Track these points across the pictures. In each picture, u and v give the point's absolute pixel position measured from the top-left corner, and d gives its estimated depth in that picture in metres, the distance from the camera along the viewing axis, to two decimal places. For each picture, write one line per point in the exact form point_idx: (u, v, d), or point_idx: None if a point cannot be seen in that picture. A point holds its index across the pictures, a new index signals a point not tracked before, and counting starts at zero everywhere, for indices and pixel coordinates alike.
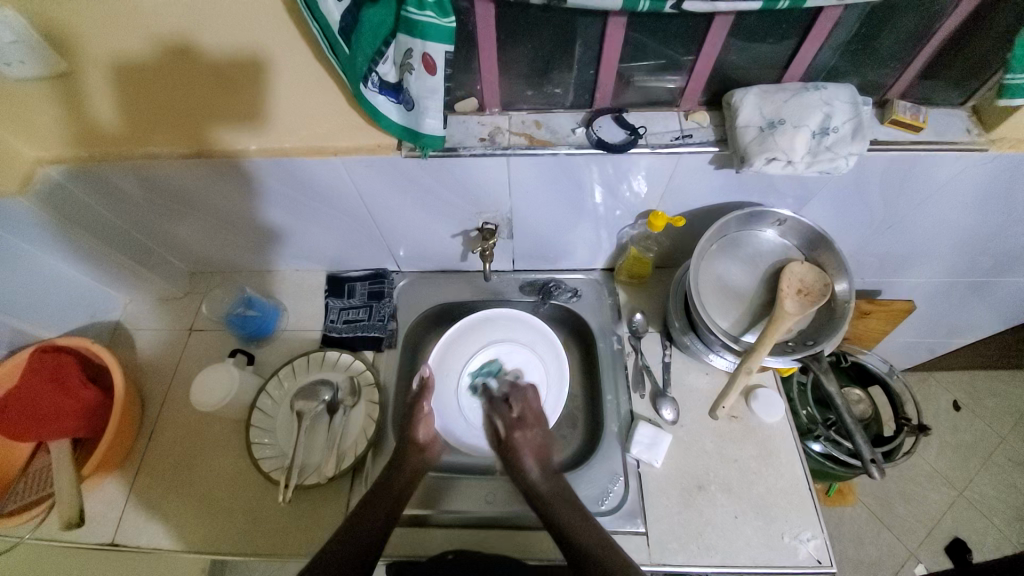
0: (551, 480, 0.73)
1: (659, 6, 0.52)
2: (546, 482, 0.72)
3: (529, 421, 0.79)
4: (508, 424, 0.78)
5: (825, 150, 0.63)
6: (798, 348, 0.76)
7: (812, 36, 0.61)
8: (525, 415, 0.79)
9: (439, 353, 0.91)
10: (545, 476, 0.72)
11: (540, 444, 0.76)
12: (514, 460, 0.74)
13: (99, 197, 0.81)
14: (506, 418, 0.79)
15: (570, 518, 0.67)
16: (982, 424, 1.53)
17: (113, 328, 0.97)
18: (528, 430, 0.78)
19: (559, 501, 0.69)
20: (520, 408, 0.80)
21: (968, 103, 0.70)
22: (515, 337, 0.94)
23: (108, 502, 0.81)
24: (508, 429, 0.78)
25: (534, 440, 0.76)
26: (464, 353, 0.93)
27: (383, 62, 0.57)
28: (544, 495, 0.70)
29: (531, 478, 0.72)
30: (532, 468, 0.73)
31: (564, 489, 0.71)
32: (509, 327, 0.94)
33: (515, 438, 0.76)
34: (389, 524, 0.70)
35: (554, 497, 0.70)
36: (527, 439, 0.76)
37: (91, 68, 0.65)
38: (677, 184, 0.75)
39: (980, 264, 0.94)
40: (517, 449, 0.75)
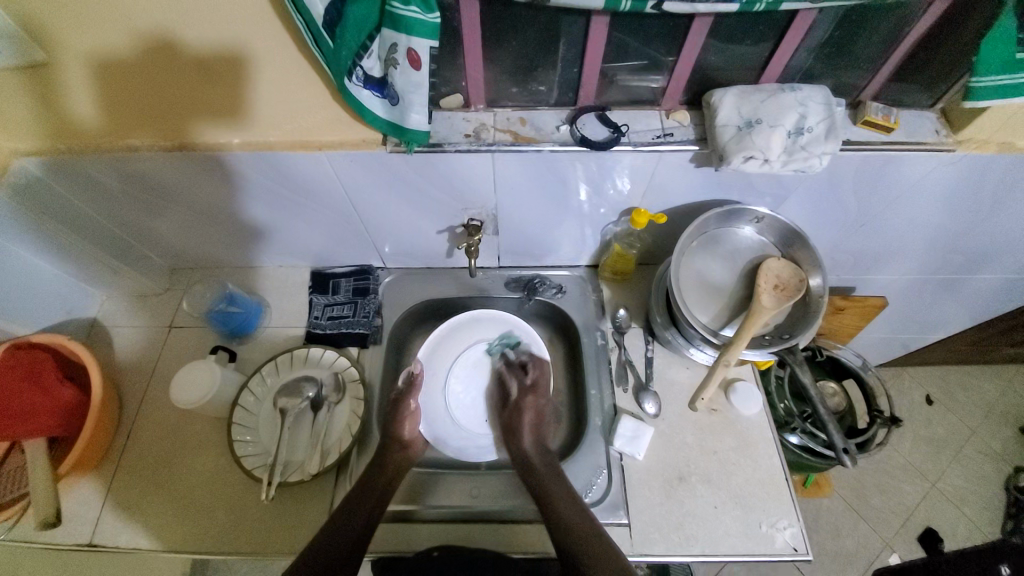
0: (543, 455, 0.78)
1: (640, 6, 0.53)
2: (541, 459, 0.77)
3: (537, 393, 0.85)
4: (524, 387, 0.85)
5: (801, 149, 0.65)
6: (775, 342, 0.78)
7: (788, 39, 0.63)
8: (538, 384, 0.85)
9: (428, 348, 0.92)
10: (541, 453, 0.78)
11: (539, 415, 0.83)
12: (516, 427, 0.81)
13: (75, 190, 0.79)
14: (523, 384, 0.86)
15: (562, 501, 0.71)
16: (952, 418, 1.59)
17: (89, 324, 0.95)
18: (538, 397, 0.84)
19: (555, 484, 0.73)
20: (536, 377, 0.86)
21: (936, 106, 0.73)
22: (503, 340, 0.94)
23: (84, 502, 0.80)
24: (522, 394, 0.84)
25: (536, 412, 0.83)
26: (455, 349, 0.94)
27: (367, 57, 0.57)
28: (539, 473, 0.75)
29: (525, 452, 0.78)
30: (528, 440, 0.80)
31: (557, 469, 0.76)
32: (497, 329, 0.94)
33: (524, 402, 0.83)
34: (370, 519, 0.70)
35: (548, 477, 0.74)
36: (534, 403, 0.83)
37: (72, 58, 0.64)
38: (659, 182, 0.77)
39: (949, 262, 0.98)
40: (523, 415, 0.82)
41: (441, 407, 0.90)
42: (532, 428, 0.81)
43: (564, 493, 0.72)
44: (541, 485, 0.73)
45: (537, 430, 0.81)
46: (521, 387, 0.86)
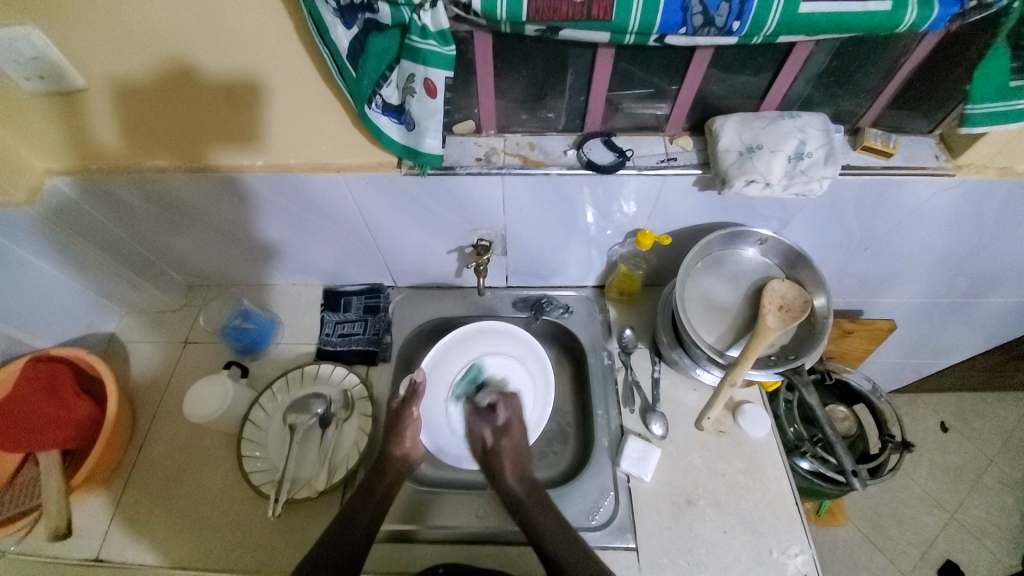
0: (528, 487, 0.76)
1: (644, 40, 0.56)
2: (526, 492, 0.75)
3: (512, 429, 0.83)
4: (496, 433, 0.83)
5: (801, 174, 0.67)
6: (781, 362, 0.79)
7: (787, 69, 0.66)
8: (511, 425, 0.83)
9: (436, 356, 0.91)
10: (525, 487, 0.75)
11: (518, 453, 0.80)
12: (497, 469, 0.78)
13: (104, 208, 0.83)
14: (493, 426, 0.84)
15: (551, 530, 0.70)
16: (969, 446, 1.55)
17: (107, 339, 0.98)
18: (512, 438, 0.82)
19: (543, 515, 0.71)
20: (507, 416, 0.85)
21: (934, 132, 0.75)
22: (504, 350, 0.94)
23: (92, 516, 0.80)
24: (495, 437, 0.82)
25: (512, 449, 0.81)
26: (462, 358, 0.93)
27: (386, 86, 0.61)
28: (522, 502, 0.74)
29: (511, 488, 0.75)
30: (512, 478, 0.77)
31: (544, 499, 0.74)
32: (501, 340, 0.94)
33: (500, 445, 0.81)
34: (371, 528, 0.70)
35: (528, 500, 0.74)
36: (508, 445, 0.81)
37: (108, 84, 0.68)
38: (664, 204, 0.79)
39: (956, 285, 0.98)
40: (501, 457, 0.79)
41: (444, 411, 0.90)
42: (513, 463, 0.78)
43: (557, 525, 0.70)
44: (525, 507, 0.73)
45: (519, 463, 0.79)
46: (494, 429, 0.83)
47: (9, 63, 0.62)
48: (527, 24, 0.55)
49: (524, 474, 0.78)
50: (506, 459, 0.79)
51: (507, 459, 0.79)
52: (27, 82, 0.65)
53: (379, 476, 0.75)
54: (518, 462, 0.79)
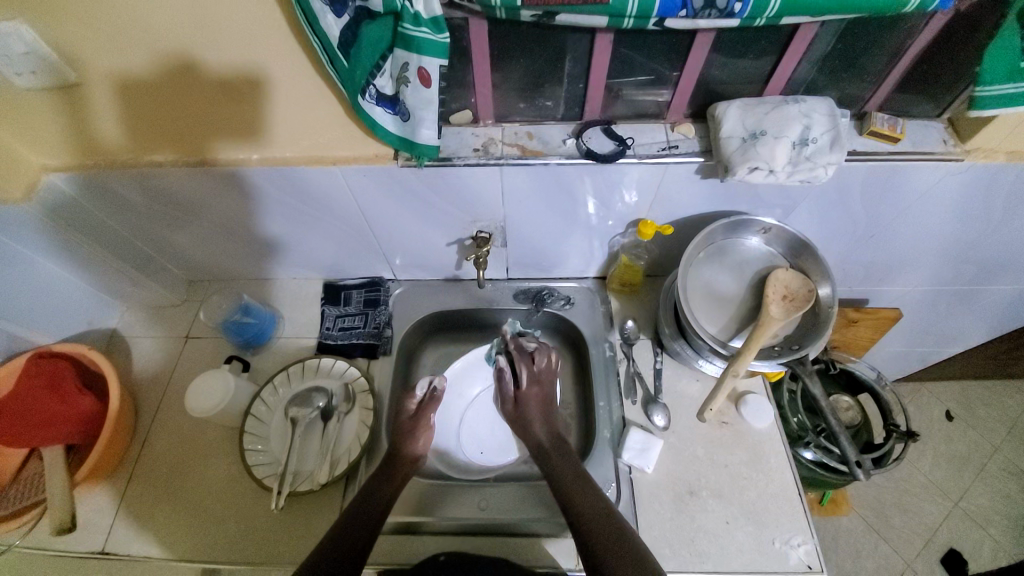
0: (554, 438, 0.82)
1: (643, 23, 0.55)
2: (552, 442, 0.81)
3: (545, 378, 0.89)
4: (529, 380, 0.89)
5: (806, 160, 0.65)
6: (785, 352, 0.78)
7: (790, 53, 0.64)
8: (541, 374, 0.89)
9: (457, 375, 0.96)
10: (551, 437, 0.82)
11: (545, 402, 0.87)
12: (527, 418, 0.85)
13: (102, 205, 0.83)
14: (529, 372, 0.89)
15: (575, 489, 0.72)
16: (975, 434, 1.54)
17: (108, 334, 0.98)
18: (543, 389, 0.88)
19: (586, 498, 0.70)
20: (541, 364, 0.90)
21: (943, 116, 0.73)
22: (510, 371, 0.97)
23: (98, 510, 0.81)
24: (528, 385, 0.88)
25: (540, 399, 0.87)
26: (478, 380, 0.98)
27: (380, 75, 0.60)
28: (547, 450, 0.80)
29: (539, 439, 0.82)
30: (541, 429, 0.83)
31: (564, 450, 0.79)
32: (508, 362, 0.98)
33: (529, 392, 0.88)
34: (373, 527, 0.70)
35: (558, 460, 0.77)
36: (536, 394, 0.88)
37: (100, 78, 0.67)
38: (665, 193, 0.78)
39: (963, 272, 0.97)
40: (527, 404, 0.87)
41: (455, 420, 0.95)
42: (544, 417, 0.85)
43: (596, 509, 0.69)
44: (557, 483, 0.74)
45: (545, 413, 0.85)
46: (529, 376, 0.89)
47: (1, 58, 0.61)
48: (522, 9, 0.53)
49: (551, 426, 0.84)
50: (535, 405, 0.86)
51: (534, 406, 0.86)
52: (19, 77, 0.65)
53: (383, 478, 0.75)
54: (544, 409, 0.86)
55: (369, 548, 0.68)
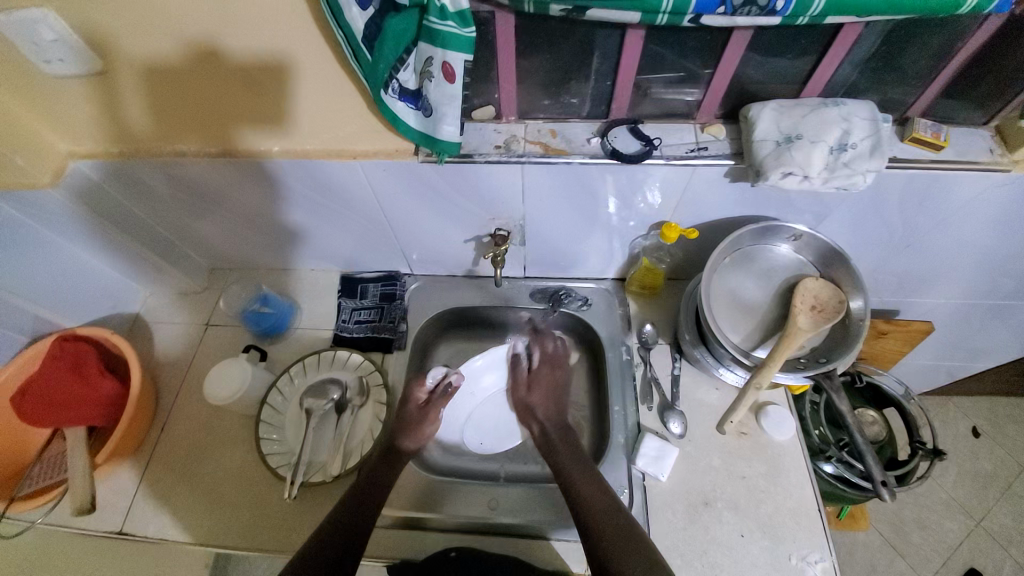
0: (559, 430, 0.85)
1: (677, 20, 0.52)
2: (557, 431, 0.84)
3: (548, 370, 0.92)
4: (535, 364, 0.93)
5: (844, 166, 0.62)
6: (810, 366, 0.75)
7: (832, 52, 0.61)
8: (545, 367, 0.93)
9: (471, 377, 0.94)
10: (557, 425, 0.85)
11: (555, 386, 0.91)
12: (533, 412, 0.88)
13: (126, 192, 0.84)
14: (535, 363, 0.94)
15: (583, 479, 0.73)
16: (1003, 453, 1.48)
17: (131, 319, 1.00)
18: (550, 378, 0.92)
19: (596, 494, 0.71)
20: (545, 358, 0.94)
21: (990, 123, 0.69)
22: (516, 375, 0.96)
23: (118, 490, 0.83)
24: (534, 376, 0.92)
25: (549, 382, 0.91)
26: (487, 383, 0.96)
27: (403, 69, 0.59)
28: (552, 443, 0.83)
29: (542, 431, 0.85)
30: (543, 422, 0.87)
31: (571, 436, 0.83)
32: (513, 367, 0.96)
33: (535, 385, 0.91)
34: (367, 524, 0.70)
35: (562, 450, 0.80)
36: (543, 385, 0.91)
37: (126, 67, 0.67)
38: (691, 196, 0.75)
39: (1002, 287, 0.92)
40: (533, 400, 0.90)
41: (462, 417, 0.94)
42: (551, 402, 0.89)
43: (606, 503, 0.69)
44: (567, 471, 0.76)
45: (551, 409, 0.88)
46: (540, 356, 0.94)
47: (32, 45, 0.62)
48: (551, 3, 0.52)
49: (558, 416, 0.87)
50: (544, 387, 0.91)
51: (541, 390, 0.90)
52: (49, 65, 0.65)
53: (384, 465, 0.77)
54: (552, 394, 0.89)
55: (362, 544, 0.68)
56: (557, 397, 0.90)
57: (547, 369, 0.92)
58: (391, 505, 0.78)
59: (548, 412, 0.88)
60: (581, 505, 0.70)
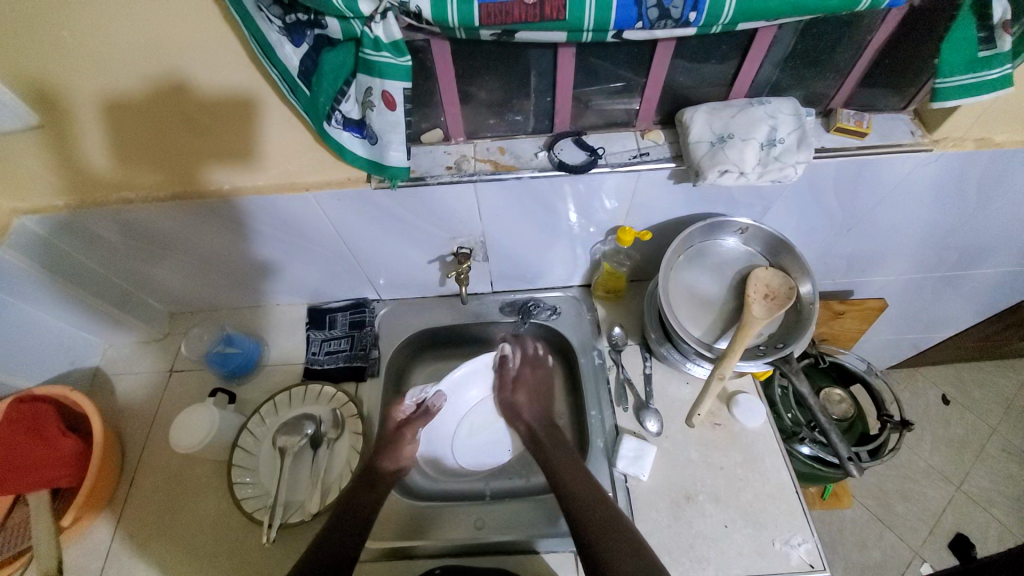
0: (548, 428, 0.87)
1: (601, 37, 0.55)
2: (544, 429, 0.87)
3: (526, 368, 0.94)
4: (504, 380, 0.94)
5: (775, 160, 0.66)
6: (769, 352, 0.78)
7: (751, 55, 0.65)
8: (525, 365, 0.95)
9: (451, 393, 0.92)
10: (544, 423, 0.88)
11: (541, 385, 0.93)
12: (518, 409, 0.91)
13: (77, 244, 0.82)
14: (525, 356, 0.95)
15: (568, 462, 0.78)
16: (973, 417, 1.54)
17: (92, 374, 0.97)
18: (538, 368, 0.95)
19: (575, 473, 0.76)
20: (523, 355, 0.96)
21: (909, 107, 0.74)
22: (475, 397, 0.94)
23: (88, 552, 0.79)
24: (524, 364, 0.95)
25: (534, 385, 0.93)
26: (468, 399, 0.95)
27: (345, 100, 0.60)
28: (542, 437, 0.85)
29: (531, 424, 0.89)
30: (535, 416, 0.90)
31: (559, 440, 0.84)
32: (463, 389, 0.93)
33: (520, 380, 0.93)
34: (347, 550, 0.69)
35: (553, 450, 0.81)
36: (529, 380, 0.94)
37: (63, 121, 0.66)
38: (641, 199, 0.78)
39: (944, 259, 0.97)
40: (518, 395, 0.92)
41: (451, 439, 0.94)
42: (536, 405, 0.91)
43: (588, 496, 0.72)
44: (554, 464, 0.79)
45: (539, 405, 0.91)
46: (523, 358, 0.95)
47: None
48: (481, 28, 0.54)
49: (542, 416, 0.90)
50: (526, 394, 0.92)
51: (526, 390, 0.92)
52: None
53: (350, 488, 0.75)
54: (538, 395, 0.92)
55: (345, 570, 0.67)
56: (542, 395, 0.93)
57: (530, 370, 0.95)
58: (376, 538, 0.77)
59: (536, 411, 0.90)
60: (565, 485, 0.74)
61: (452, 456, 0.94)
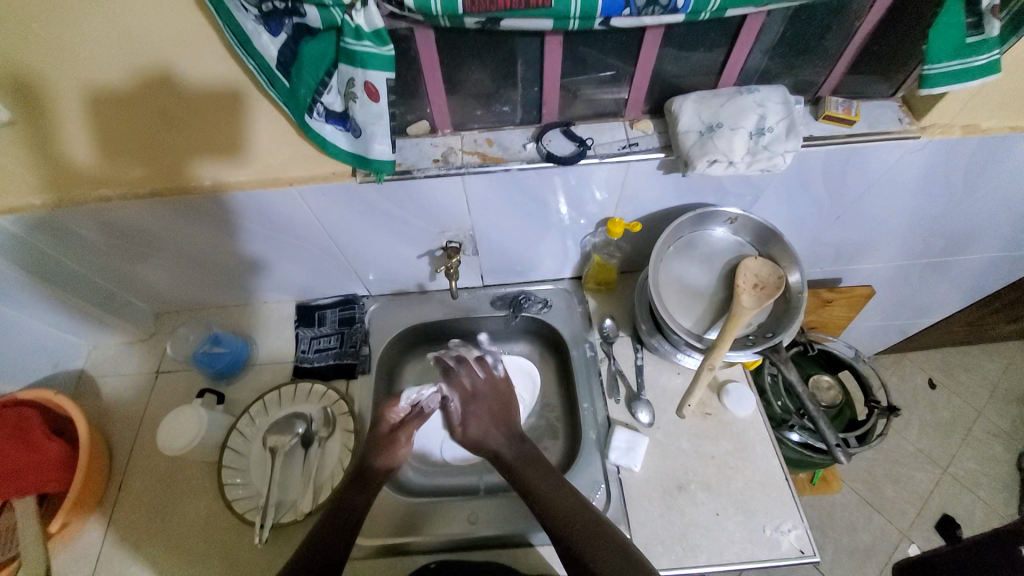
0: (516, 445, 0.80)
1: (588, 24, 0.54)
2: (513, 448, 0.79)
3: (484, 391, 0.87)
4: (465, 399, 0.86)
5: (764, 150, 0.65)
6: (759, 341, 0.78)
7: (740, 43, 0.64)
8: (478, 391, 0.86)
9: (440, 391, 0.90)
10: (512, 442, 0.80)
11: (499, 407, 0.85)
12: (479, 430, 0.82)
13: (55, 244, 0.79)
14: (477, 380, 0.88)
15: (537, 477, 0.74)
16: (959, 400, 1.57)
17: (76, 376, 0.95)
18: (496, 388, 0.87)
19: (546, 487, 0.73)
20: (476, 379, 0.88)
21: (897, 94, 0.74)
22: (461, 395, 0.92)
23: (78, 557, 0.78)
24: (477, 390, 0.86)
25: (494, 403, 0.85)
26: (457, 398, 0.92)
27: (327, 92, 0.59)
28: (513, 461, 0.78)
29: (498, 444, 0.80)
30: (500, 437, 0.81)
31: (531, 457, 0.78)
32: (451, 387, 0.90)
33: (479, 401, 0.85)
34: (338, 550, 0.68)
35: (526, 468, 0.76)
36: (492, 396, 0.86)
37: (35, 117, 0.64)
38: (631, 190, 0.77)
39: (931, 245, 0.98)
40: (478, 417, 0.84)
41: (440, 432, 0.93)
42: (499, 425, 0.82)
43: (565, 504, 0.70)
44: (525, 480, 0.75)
45: (504, 422, 0.83)
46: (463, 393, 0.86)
47: None
48: (465, 16, 0.52)
49: (508, 427, 0.83)
50: (483, 417, 0.83)
51: (484, 416, 0.83)
52: None
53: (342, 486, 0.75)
54: (496, 415, 0.83)
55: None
56: (502, 416, 0.84)
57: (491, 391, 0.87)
58: (369, 535, 0.77)
59: (498, 433, 0.82)
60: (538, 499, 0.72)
61: (440, 452, 0.92)
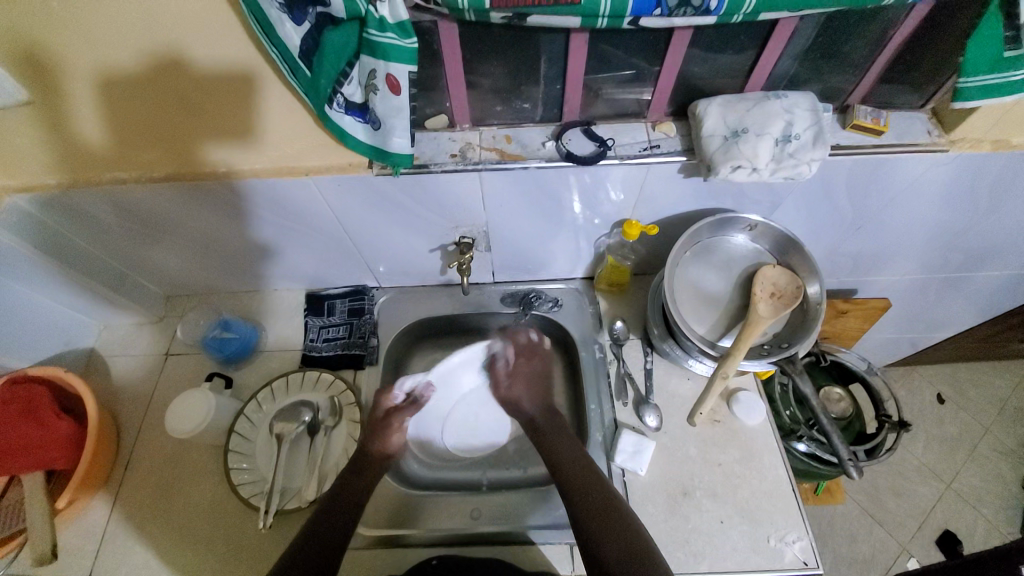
0: (549, 416, 0.87)
1: (617, 23, 0.53)
2: (545, 416, 0.87)
3: (529, 355, 0.93)
4: (519, 353, 0.93)
5: (789, 157, 0.64)
6: (774, 351, 0.77)
7: (770, 47, 0.63)
8: (533, 351, 0.94)
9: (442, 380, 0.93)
10: (544, 411, 0.88)
11: (538, 374, 0.92)
12: (517, 397, 0.90)
13: (69, 222, 0.79)
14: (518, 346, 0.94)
15: (563, 443, 0.80)
16: (966, 416, 1.55)
17: (87, 355, 0.96)
18: (533, 360, 0.93)
19: (567, 452, 0.79)
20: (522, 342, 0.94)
21: (927, 106, 0.72)
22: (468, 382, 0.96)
23: (84, 533, 0.79)
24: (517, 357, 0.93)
25: (536, 371, 0.92)
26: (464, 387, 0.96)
27: (347, 83, 0.58)
28: (542, 428, 0.85)
29: (530, 411, 0.88)
30: (533, 404, 0.89)
31: (560, 426, 0.85)
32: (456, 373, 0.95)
33: (522, 364, 0.92)
34: (336, 533, 0.70)
35: (555, 436, 0.83)
36: (528, 370, 0.92)
37: (54, 97, 0.64)
38: (649, 192, 0.76)
39: (950, 260, 0.96)
40: (519, 385, 0.91)
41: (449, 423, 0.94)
42: (535, 392, 0.90)
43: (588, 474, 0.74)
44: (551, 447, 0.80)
45: (537, 392, 0.90)
46: (515, 350, 0.94)
47: None
48: (491, 11, 0.51)
49: (541, 400, 0.89)
50: (526, 379, 0.91)
51: (523, 381, 0.91)
52: None
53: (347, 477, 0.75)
54: (534, 382, 0.91)
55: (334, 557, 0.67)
56: (540, 383, 0.92)
57: (524, 362, 0.93)
58: (368, 524, 0.77)
59: (535, 400, 0.89)
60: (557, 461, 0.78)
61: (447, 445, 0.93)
